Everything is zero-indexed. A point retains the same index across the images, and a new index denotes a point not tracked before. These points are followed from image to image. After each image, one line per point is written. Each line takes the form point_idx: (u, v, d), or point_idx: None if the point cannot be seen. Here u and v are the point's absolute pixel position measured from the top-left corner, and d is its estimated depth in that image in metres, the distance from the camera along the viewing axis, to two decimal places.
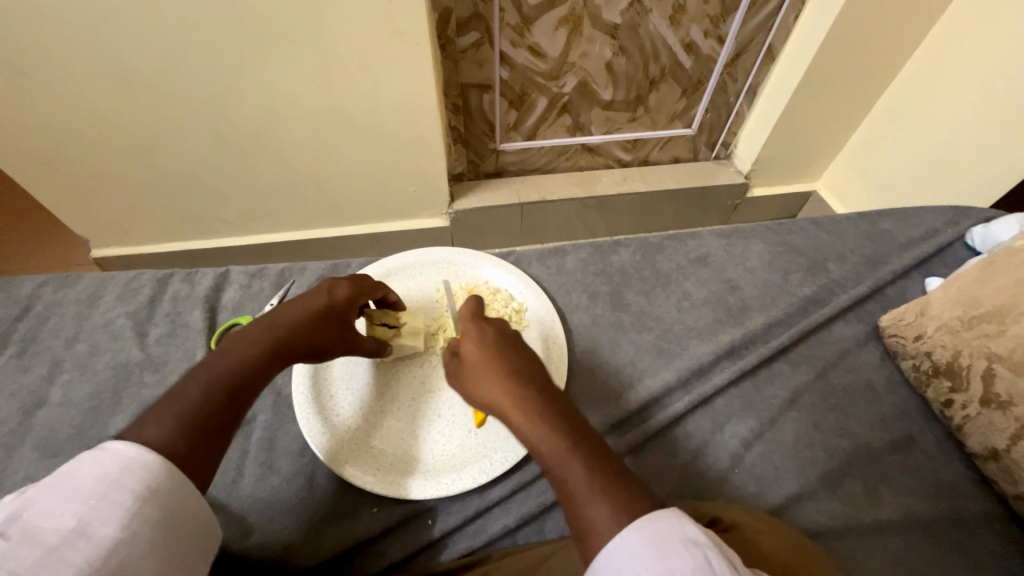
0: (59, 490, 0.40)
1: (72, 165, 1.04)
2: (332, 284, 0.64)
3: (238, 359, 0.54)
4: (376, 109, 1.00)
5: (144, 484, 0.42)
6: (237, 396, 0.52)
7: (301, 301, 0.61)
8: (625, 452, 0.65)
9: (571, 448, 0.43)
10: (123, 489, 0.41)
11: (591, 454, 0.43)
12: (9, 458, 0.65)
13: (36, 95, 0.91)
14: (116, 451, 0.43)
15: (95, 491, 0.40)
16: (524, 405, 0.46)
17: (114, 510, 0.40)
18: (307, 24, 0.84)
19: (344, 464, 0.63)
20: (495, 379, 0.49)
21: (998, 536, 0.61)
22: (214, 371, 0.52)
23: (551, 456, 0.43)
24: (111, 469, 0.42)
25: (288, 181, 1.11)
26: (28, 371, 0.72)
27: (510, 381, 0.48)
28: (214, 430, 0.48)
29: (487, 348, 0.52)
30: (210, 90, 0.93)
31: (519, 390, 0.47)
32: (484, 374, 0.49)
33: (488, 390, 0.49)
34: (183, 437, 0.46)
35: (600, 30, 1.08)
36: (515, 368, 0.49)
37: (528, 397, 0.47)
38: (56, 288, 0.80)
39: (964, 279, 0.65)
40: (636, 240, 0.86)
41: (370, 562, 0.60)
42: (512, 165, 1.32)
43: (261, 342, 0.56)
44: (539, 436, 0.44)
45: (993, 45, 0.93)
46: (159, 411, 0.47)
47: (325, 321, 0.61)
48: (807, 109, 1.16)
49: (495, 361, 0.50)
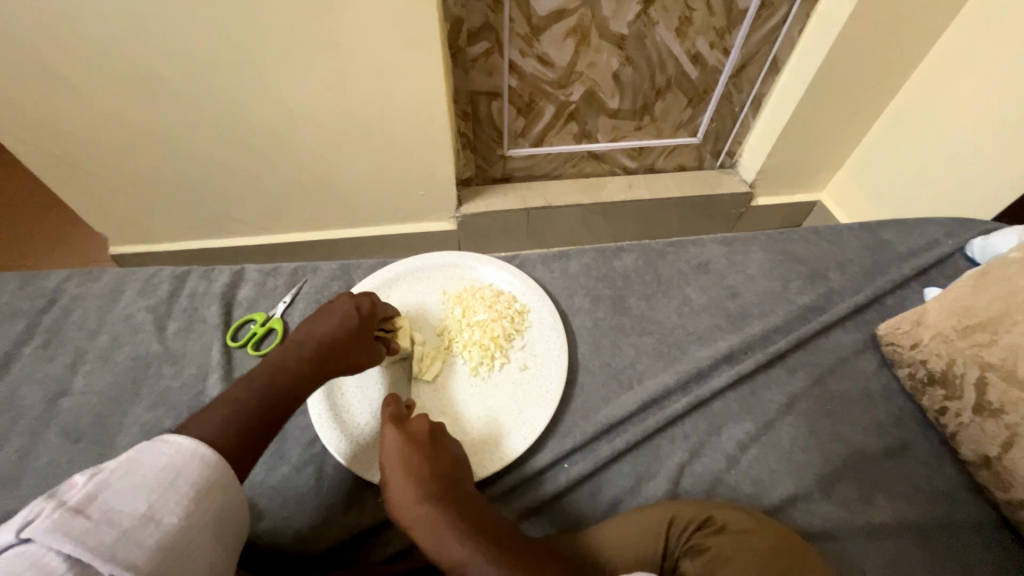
0: (130, 476, 0.44)
1: (95, 164, 1.07)
2: (357, 300, 0.67)
3: (284, 376, 0.58)
4: (388, 115, 1.03)
5: (203, 477, 0.47)
6: (283, 408, 0.57)
7: (334, 319, 0.64)
8: (538, 506, 0.64)
9: (484, 554, 0.50)
10: (186, 480, 0.46)
11: (496, 556, 0.50)
12: (34, 443, 0.68)
13: (62, 96, 0.95)
14: (178, 445, 0.48)
15: (164, 481, 0.45)
16: (438, 518, 0.53)
17: (180, 500, 0.44)
18: (324, 33, 0.88)
19: (352, 457, 0.66)
20: (404, 489, 0.55)
21: (987, 542, 0.62)
22: (262, 384, 0.57)
23: (466, 566, 0.50)
24: (175, 462, 0.46)
25: (301, 183, 1.15)
26: (53, 360, 0.75)
27: (419, 491, 0.54)
28: (256, 435, 0.54)
29: (400, 451, 0.57)
30: (228, 94, 0.96)
31: (431, 503, 0.54)
32: (396, 482, 0.56)
33: (399, 499, 0.55)
34: (228, 437, 0.52)
35: (608, 41, 1.11)
36: (423, 475, 0.56)
37: (436, 507, 0.53)
38: (80, 282, 0.83)
39: (959, 289, 0.67)
40: (638, 246, 0.87)
41: (376, 549, 0.62)
42: (519, 171, 1.34)
43: (305, 362, 0.60)
44: (452, 549, 0.51)
45: (994, 64, 0.95)
46: (212, 413, 0.53)
47: (357, 338, 0.64)
48: (811, 121, 1.18)
49: (404, 469, 0.56)
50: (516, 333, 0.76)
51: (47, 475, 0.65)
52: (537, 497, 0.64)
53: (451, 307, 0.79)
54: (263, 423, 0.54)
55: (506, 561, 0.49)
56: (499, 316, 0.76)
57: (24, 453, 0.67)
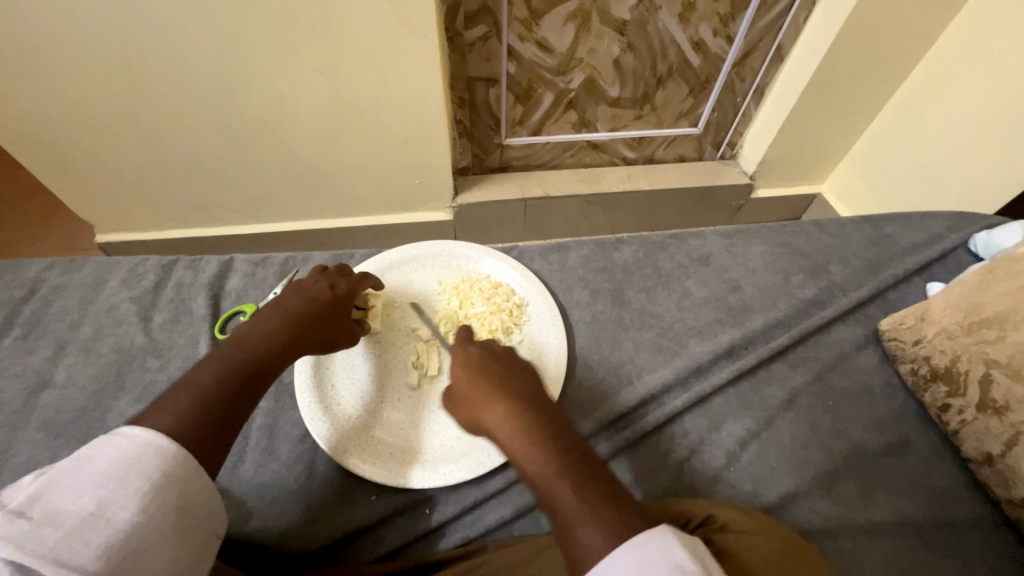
0: (78, 472, 0.42)
1: (79, 150, 1.04)
2: (330, 278, 0.66)
3: (255, 350, 0.56)
4: (382, 101, 1.00)
5: (159, 470, 0.44)
6: (252, 385, 0.54)
7: (304, 294, 0.63)
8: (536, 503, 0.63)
9: (566, 468, 0.43)
10: (140, 473, 0.43)
11: (579, 472, 0.43)
12: (12, 438, 0.65)
13: (43, 79, 0.91)
14: (132, 436, 0.45)
15: (114, 476, 0.42)
16: (518, 424, 0.46)
17: (132, 495, 0.42)
18: (315, 15, 0.85)
19: (343, 452, 0.64)
20: (483, 398, 0.49)
21: (987, 540, 0.61)
22: (230, 357, 0.54)
23: (542, 477, 0.43)
24: (128, 455, 0.44)
25: (293, 170, 1.12)
26: (33, 353, 0.73)
27: (502, 400, 0.48)
28: (222, 419, 0.50)
29: (485, 365, 0.52)
30: (214, 77, 0.93)
31: (512, 411, 0.47)
32: (476, 391, 0.50)
33: (477, 407, 0.49)
34: (191, 424, 0.48)
35: (609, 26, 1.08)
36: (509, 387, 0.50)
37: (516, 414, 0.47)
38: (62, 272, 0.80)
39: (965, 286, 0.65)
40: (638, 238, 0.86)
41: (366, 548, 0.61)
42: (516, 160, 1.32)
43: (276, 335, 0.58)
44: (529, 457, 0.44)
45: (998, 55, 0.94)
46: (174, 395, 0.50)
47: (330, 312, 0.63)
48: (814, 112, 1.16)
49: (487, 381, 0.50)
50: (514, 327, 0.74)
51: (26, 471, 0.63)
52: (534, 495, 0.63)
53: (448, 297, 0.78)
54: (232, 398, 0.51)
55: (590, 482, 0.43)
56: (496, 308, 0.74)
57: (2, 448, 0.65)
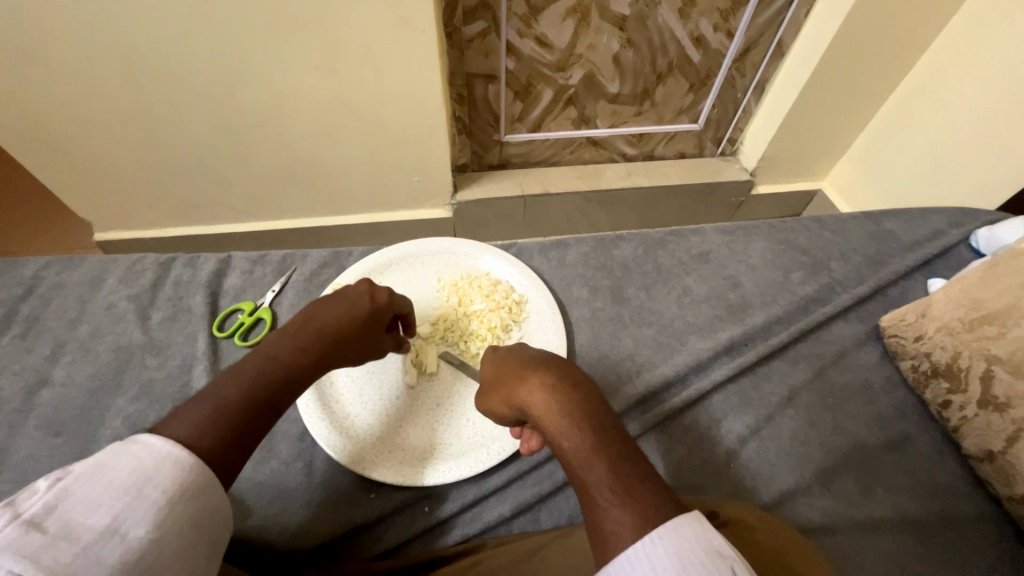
0: (93, 481, 0.40)
1: (76, 147, 1.04)
2: (373, 290, 0.63)
3: (281, 367, 0.54)
4: (381, 98, 1.00)
5: (176, 483, 0.42)
6: (273, 402, 0.52)
7: (344, 308, 0.60)
8: (536, 499, 0.63)
9: (598, 446, 0.44)
10: (157, 486, 0.41)
11: (613, 450, 0.44)
12: (11, 437, 0.65)
13: (40, 76, 0.91)
14: (151, 447, 0.43)
15: (131, 488, 0.40)
16: (556, 404, 0.48)
17: (148, 510, 0.40)
18: (313, 11, 0.84)
19: (343, 450, 0.64)
20: (522, 380, 0.51)
21: (988, 536, 0.61)
22: (257, 374, 0.52)
23: (578, 453, 0.44)
24: (145, 466, 0.42)
25: (292, 167, 1.11)
26: (32, 351, 0.72)
27: (540, 381, 0.50)
28: (243, 434, 0.48)
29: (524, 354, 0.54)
30: (212, 73, 0.92)
31: (550, 390, 0.49)
32: (514, 375, 0.52)
33: (515, 388, 0.51)
34: (211, 435, 0.46)
35: (608, 22, 1.08)
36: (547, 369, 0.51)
37: (554, 393, 0.48)
38: (60, 270, 0.80)
39: (966, 281, 0.65)
40: (637, 235, 0.85)
41: (367, 546, 0.61)
42: (516, 157, 1.31)
43: (306, 352, 0.56)
44: (563, 435, 0.46)
45: (1000, 50, 0.93)
46: (195, 406, 0.48)
47: (367, 330, 0.61)
48: (815, 107, 1.15)
49: (526, 365, 0.52)
50: (513, 323, 0.74)
51: (25, 470, 0.63)
52: (535, 491, 0.63)
53: (447, 295, 0.77)
54: (253, 413, 0.50)
55: (622, 462, 0.43)
56: (495, 305, 0.74)
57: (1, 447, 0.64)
